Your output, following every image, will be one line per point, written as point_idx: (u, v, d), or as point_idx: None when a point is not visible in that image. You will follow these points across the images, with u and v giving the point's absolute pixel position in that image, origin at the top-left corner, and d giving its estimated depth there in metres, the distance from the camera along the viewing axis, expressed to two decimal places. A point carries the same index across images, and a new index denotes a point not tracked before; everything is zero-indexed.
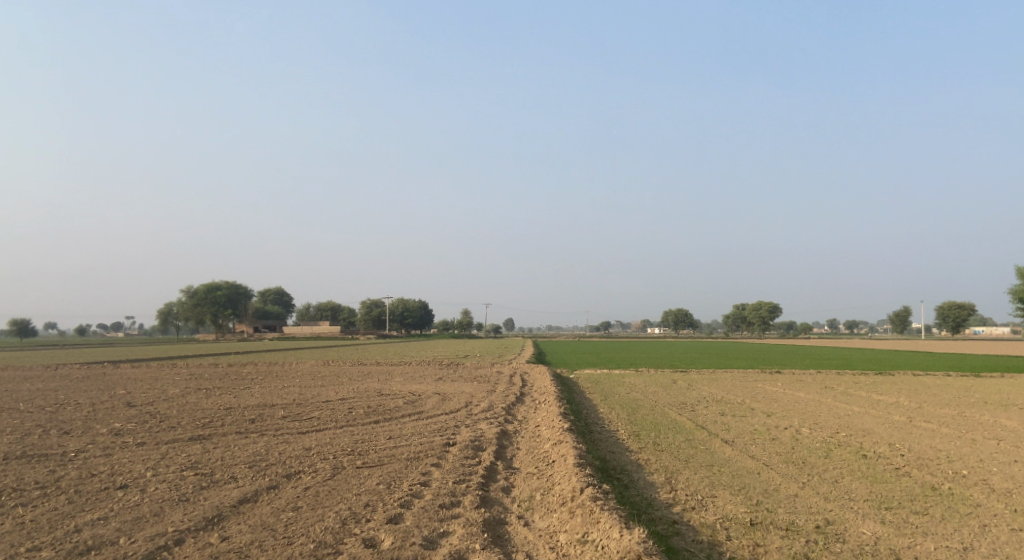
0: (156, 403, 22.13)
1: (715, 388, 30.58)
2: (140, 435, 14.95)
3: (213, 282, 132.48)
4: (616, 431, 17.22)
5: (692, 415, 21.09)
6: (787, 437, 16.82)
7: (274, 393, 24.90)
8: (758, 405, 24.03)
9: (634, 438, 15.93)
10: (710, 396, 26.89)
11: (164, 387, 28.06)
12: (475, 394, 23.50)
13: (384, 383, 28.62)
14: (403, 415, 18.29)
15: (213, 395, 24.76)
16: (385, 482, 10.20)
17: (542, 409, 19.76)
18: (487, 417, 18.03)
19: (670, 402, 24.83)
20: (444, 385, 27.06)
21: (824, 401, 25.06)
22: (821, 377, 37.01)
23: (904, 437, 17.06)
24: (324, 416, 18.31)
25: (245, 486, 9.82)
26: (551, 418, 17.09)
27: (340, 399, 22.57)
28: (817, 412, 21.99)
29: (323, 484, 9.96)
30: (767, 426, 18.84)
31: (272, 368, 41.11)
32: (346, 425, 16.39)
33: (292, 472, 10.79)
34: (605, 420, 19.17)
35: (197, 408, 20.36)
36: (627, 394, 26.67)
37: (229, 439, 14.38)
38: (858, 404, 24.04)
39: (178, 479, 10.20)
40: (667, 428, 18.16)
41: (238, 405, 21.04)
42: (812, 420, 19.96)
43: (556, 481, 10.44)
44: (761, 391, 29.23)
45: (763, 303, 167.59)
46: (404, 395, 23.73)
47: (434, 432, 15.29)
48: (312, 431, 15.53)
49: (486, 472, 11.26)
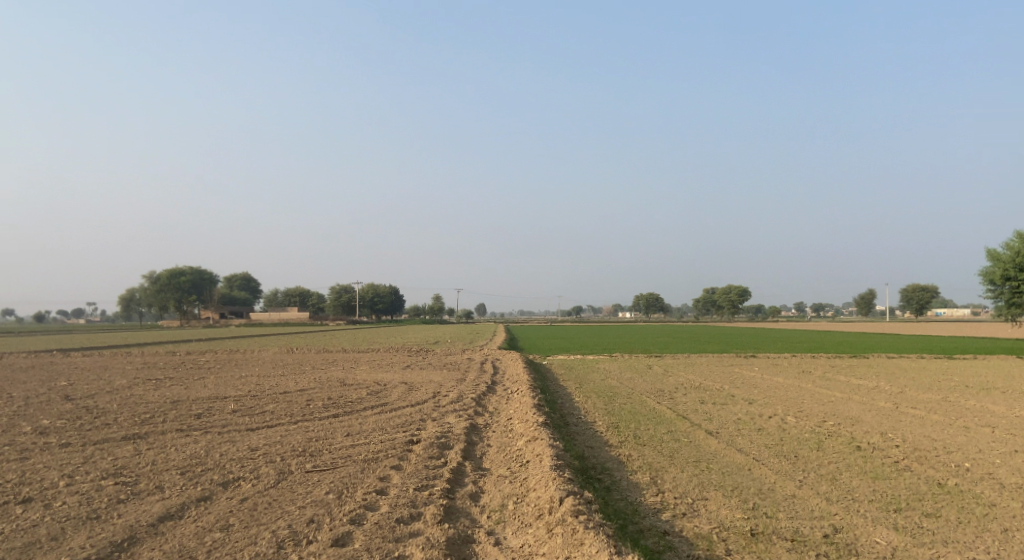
0: (98, 396, 20.49)
1: (692, 373, 29.69)
2: (67, 436, 13.47)
3: (176, 268, 129.10)
4: (593, 423, 16.05)
5: (672, 404, 20.05)
6: (773, 428, 15.78)
7: (228, 384, 23.37)
8: (738, 392, 23.03)
9: (613, 432, 14.74)
10: (687, 383, 25.87)
11: (110, 378, 26.38)
12: (443, 384, 22.18)
13: (347, 371, 27.18)
14: (365, 408, 16.94)
15: (161, 386, 23.17)
16: (336, 490, 8.93)
17: (514, 400, 18.51)
18: (455, 409, 16.74)
19: (647, 389, 23.77)
20: (412, 373, 25.75)
21: (805, 387, 24.18)
22: (798, 361, 36.39)
23: (896, 425, 16.13)
24: (279, 410, 16.90)
25: (171, 498, 8.53)
26: (524, 410, 15.89)
27: (298, 390, 21.12)
28: (800, 399, 21.05)
29: (263, 495, 8.69)
30: (751, 415, 17.80)
31: (231, 356, 39.33)
32: (301, 420, 15.02)
33: (228, 480, 9.44)
34: (581, 411, 17.98)
35: (140, 403, 18.86)
36: (602, 381, 25.59)
37: (167, 438, 12.95)
38: (840, 390, 23.21)
39: (92, 492, 8.84)
40: (646, 418, 17.05)
41: (186, 398, 19.55)
42: (796, 408, 19.01)
43: (531, 486, 9.26)
44: (739, 376, 28.35)
45: (733, 286, 168.36)
46: (367, 385, 22.37)
47: (397, 428, 13.98)
48: (262, 427, 14.14)
49: (453, 476, 10.07)
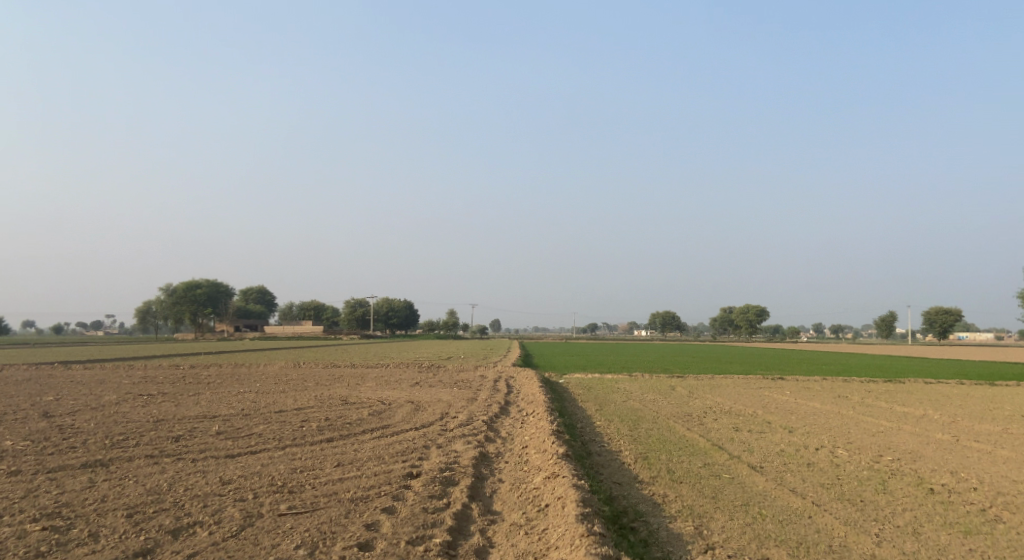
0: (79, 413, 18.89)
1: (720, 396, 27.76)
2: (21, 462, 11.81)
3: (192, 281, 128.99)
4: (618, 453, 14.17)
5: (704, 431, 18.17)
6: (824, 463, 13.90)
7: (222, 402, 21.72)
8: (774, 419, 21.06)
9: (643, 465, 12.88)
10: (717, 407, 23.90)
11: (100, 393, 24.83)
12: (452, 404, 20.38)
13: (350, 389, 25.42)
14: (364, 432, 15.17)
15: (149, 403, 21.57)
16: (309, 543, 7.22)
17: (530, 424, 16.68)
18: (463, 435, 14.93)
19: (674, 414, 21.84)
20: (420, 392, 23.97)
21: (846, 414, 22.19)
22: (829, 384, 34.30)
23: (964, 462, 14.19)
24: (268, 433, 15.17)
25: (103, 553, 6.88)
26: (541, 438, 14.03)
27: (294, 410, 19.38)
28: (845, 427, 19.09)
29: (216, 550, 6.99)
30: (795, 446, 15.91)
31: (235, 371, 37.67)
32: (288, 446, 13.29)
33: (180, 526, 7.73)
34: (604, 438, 16.08)
35: (120, 422, 17.24)
36: (624, 403, 23.71)
37: (130, 467, 11.27)
38: (886, 418, 21.21)
39: (11, 543, 7.21)
40: (677, 448, 15.20)
41: (172, 418, 17.88)
42: (844, 438, 17.07)
43: (552, 544, 7.48)
44: (770, 400, 26.39)
45: (751, 306, 165.57)
46: (370, 404, 20.64)
47: (396, 457, 12.20)
48: (243, 454, 12.43)
49: (456, 524, 8.32)
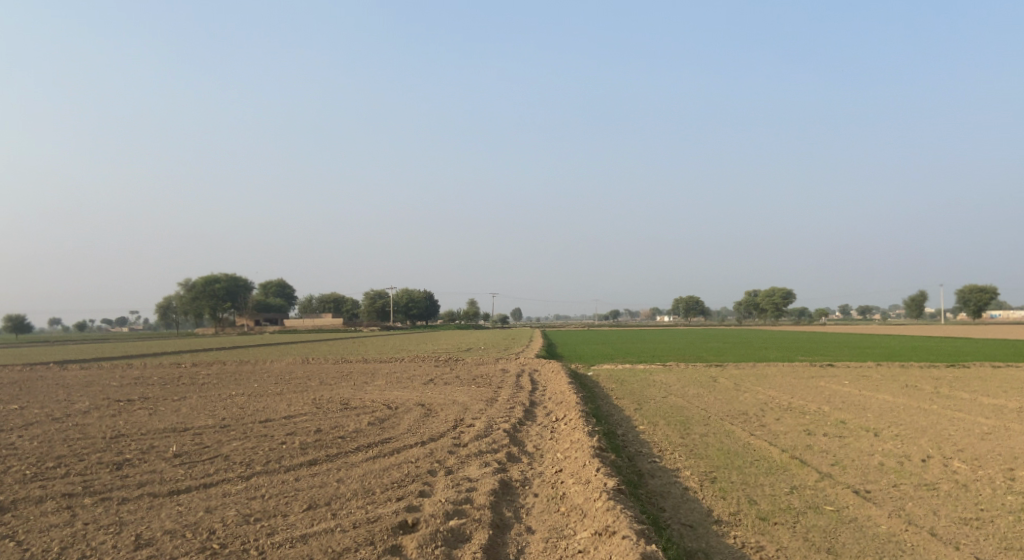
0: (32, 428, 16.07)
1: (770, 389, 24.44)
2: None
3: (212, 274, 127.26)
4: (678, 475, 11.04)
5: (771, 436, 15.03)
6: (946, 484, 10.66)
7: (205, 409, 18.80)
8: (848, 417, 17.73)
9: (715, 495, 9.75)
10: (773, 402, 20.54)
11: (74, 399, 22.03)
12: (468, 407, 17.30)
13: (353, 390, 22.41)
14: (356, 452, 12.09)
15: (121, 412, 18.78)
16: None
17: (562, 435, 13.52)
18: (480, 451, 11.88)
19: (725, 412, 18.64)
20: (432, 392, 20.91)
21: (931, 410, 18.79)
22: (887, 371, 30.81)
23: None
24: (237, 453, 12.17)
25: None
26: (579, 461, 10.88)
27: (281, 419, 16.37)
28: (941, 429, 15.75)
29: None
30: (896, 457, 12.68)
31: (238, 369, 34.84)
32: (254, 475, 10.32)
33: None
34: (653, 453, 12.82)
35: (69, 439, 14.35)
36: (666, 400, 20.49)
37: (30, 516, 8.35)
38: (982, 415, 17.82)
39: None
40: (748, 463, 12.06)
41: (129, 433, 14.90)
42: (950, 444, 13.75)
43: None
44: (831, 393, 23.00)
45: (776, 289, 160.47)
46: (373, 409, 17.60)
47: (388, 493, 9.14)
48: (188, 491, 9.46)
49: None
